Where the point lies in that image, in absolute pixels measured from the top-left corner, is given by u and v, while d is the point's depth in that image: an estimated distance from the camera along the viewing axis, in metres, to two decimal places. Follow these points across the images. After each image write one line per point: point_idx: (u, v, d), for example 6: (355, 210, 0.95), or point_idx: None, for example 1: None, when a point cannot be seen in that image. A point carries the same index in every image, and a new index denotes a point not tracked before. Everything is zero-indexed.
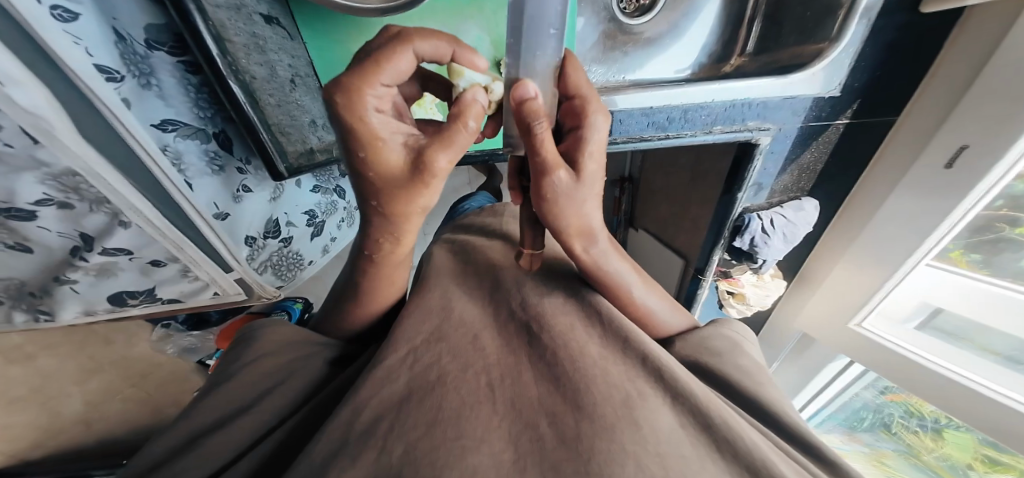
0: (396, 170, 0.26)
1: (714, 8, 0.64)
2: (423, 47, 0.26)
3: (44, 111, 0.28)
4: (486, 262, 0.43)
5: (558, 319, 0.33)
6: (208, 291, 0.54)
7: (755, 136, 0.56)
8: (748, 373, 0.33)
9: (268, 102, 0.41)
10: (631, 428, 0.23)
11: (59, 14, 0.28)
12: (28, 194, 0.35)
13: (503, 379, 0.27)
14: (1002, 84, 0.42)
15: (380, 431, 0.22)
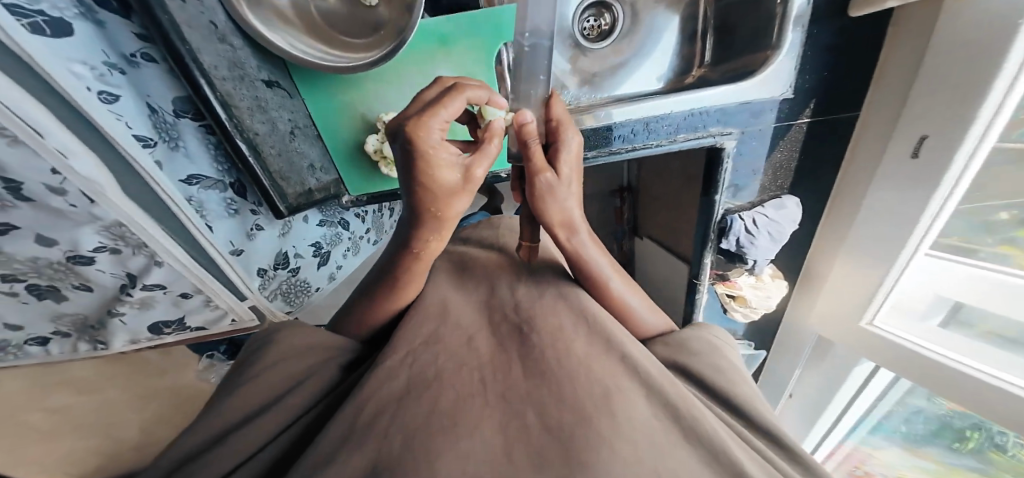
0: (450, 183, 0.32)
1: (673, 28, 0.71)
2: (473, 94, 0.34)
3: (99, 178, 0.33)
4: (483, 273, 0.46)
5: (548, 320, 0.36)
6: (226, 319, 0.55)
7: (718, 140, 0.60)
8: (725, 373, 0.35)
9: (269, 153, 0.46)
10: (607, 418, 0.25)
11: (104, 97, 0.34)
12: (86, 244, 0.38)
13: (495, 374, 0.30)
14: (952, 69, 0.45)
15: (384, 421, 0.24)
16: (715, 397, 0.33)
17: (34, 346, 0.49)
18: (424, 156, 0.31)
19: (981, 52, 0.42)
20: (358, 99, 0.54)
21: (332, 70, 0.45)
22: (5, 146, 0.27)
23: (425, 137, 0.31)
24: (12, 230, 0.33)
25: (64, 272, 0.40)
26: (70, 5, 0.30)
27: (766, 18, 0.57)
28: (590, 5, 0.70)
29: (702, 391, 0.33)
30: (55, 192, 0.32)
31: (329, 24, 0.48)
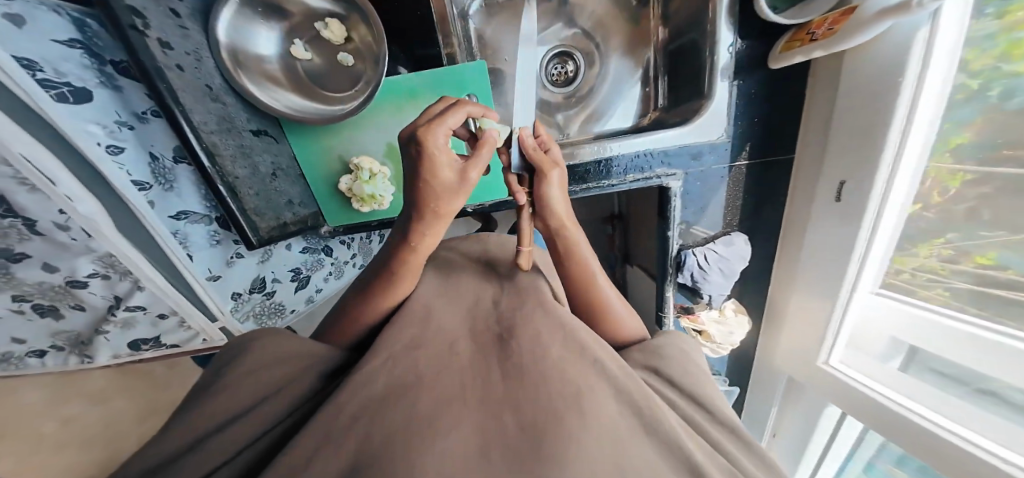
0: (456, 180, 0.37)
1: (631, 73, 0.80)
2: (476, 108, 0.40)
3: (97, 217, 0.37)
4: (468, 285, 0.45)
5: (528, 327, 0.34)
6: (197, 340, 0.55)
7: (663, 181, 0.68)
8: (693, 375, 0.36)
9: (247, 193, 0.48)
10: (575, 415, 0.25)
11: (111, 149, 0.38)
12: (82, 270, 0.41)
13: (472, 381, 0.29)
14: (858, 116, 0.53)
15: (362, 427, 0.24)
16: (682, 394, 0.34)
17: (32, 359, 0.50)
18: (429, 154, 0.36)
19: (877, 101, 0.49)
20: (337, 143, 0.60)
21: (330, 120, 0.53)
22: (26, 191, 0.32)
23: (433, 140, 0.36)
24: (23, 258, 0.37)
25: (63, 294, 0.43)
26: (93, 77, 0.36)
27: (697, 69, 0.66)
28: (556, 55, 0.81)
29: (677, 393, 0.34)
30: (60, 228, 0.36)
31: (313, 81, 0.55)
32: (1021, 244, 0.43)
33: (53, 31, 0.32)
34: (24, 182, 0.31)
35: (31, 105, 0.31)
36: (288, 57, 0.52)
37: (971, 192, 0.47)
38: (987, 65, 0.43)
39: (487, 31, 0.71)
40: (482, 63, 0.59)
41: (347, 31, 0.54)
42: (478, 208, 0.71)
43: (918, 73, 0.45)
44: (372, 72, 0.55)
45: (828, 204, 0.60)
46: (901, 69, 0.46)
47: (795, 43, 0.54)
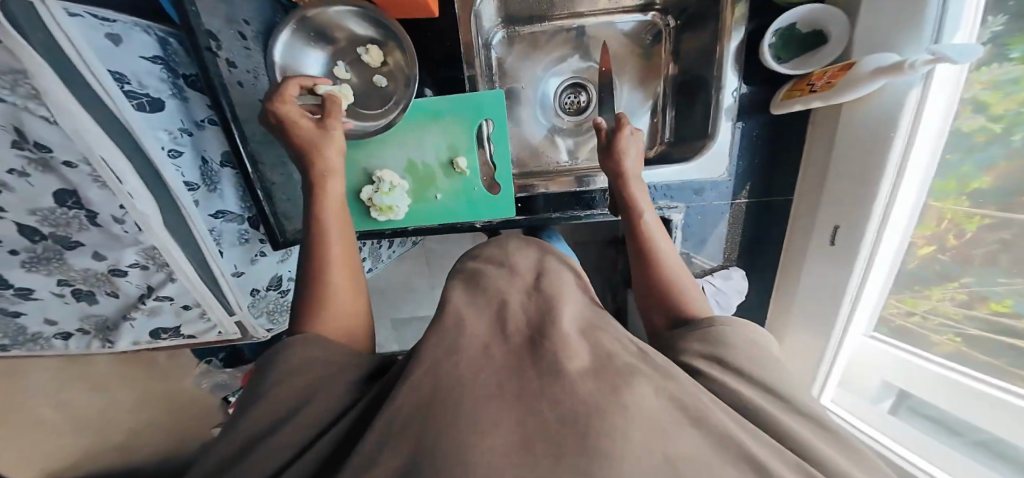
0: (311, 132, 0.46)
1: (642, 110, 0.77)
2: (305, 81, 0.49)
3: (148, 212, 0.41)
4: (494, 287, 0.43)
5: (568, 342, 0.32)
6: (212, 331, 0.59)
7: (665, 213, 0.72)
8: (763, 364, 0.32)
9: (279, 197, 0.52)
10: (620, 411, 0.24)
11: (171, 152, 0.42)
12: (126, 260, 0.45)
13: (509, 390, 0.27)
14: (848, 169, 0.56)
15: (413, 429, 0.25)
16: (753, 383, 0.30)
17: (57, 340, 0.56)
18: (284, 118, 0.45)
19: (862, 156, 0.53)
20: (361, 155, 0.65)
21: (362, 135, 0.57)
22: (98, 187, 0.37)
23: (284, 106, 0.45)
24: (77, 246, 0.43)
25: (103, 281, 0.49)
26: (167, 89, 0.41)
27: (704, 106, 0.66)
28: (567, 86, 0.78)
29: (751, 385, 0.30)
30: (116, 221, 0.41)
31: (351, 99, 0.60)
32: None
33: (141, 49, 0.38)
34: (97, 180, 0.37)
35: (117, 113, 0.36)
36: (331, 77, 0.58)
37: (991, 236, 0.48)
38: (1010, 109, 0.43)
39: (505, 61, 0.76)
40: (499, 93, 0.63)
41: (383, 56, 0.58)
42: (487, 224, 0.73)
43: (907, 129, 0.47)
44: (401, 92, 0.59)
45: (822, 247, 0.62)
46: (892, 126, 0.48)
47: (793, 93, 0.53)
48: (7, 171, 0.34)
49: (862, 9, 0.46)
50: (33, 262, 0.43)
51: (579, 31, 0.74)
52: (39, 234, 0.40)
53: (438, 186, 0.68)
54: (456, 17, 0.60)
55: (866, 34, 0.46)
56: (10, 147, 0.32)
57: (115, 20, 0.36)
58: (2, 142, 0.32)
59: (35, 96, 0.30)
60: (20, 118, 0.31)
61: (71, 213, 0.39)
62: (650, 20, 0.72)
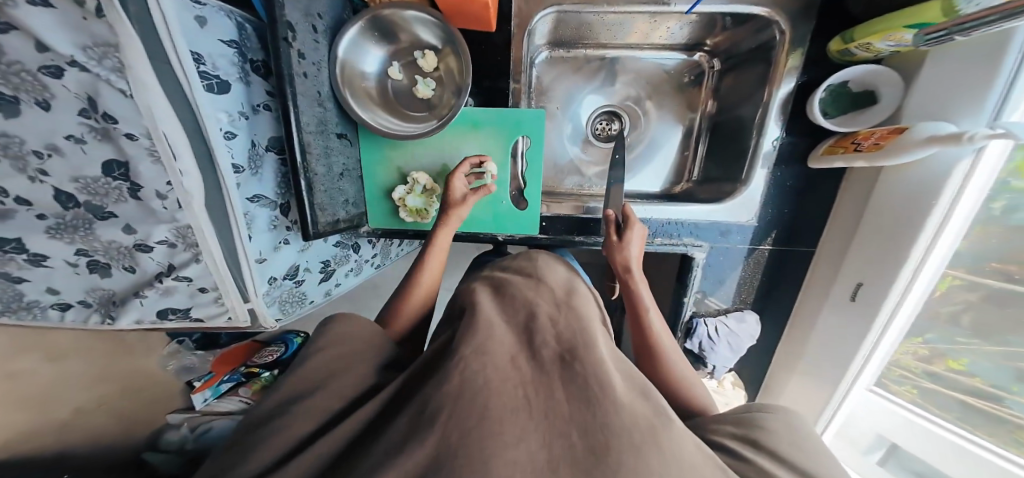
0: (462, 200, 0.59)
1: (674, 142, 0.76)
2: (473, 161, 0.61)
3: (194, 189, 0.40)
4: (521, 296, 0.45)
5: (593, 352, 0.35)
6: (223, 317, 0.55)
7: (690, 250, 0.70)
8: (799, 446, 0.34)
9: (319, 189, 0.51)
10: (655, 451, 0.28)
11: (227, 134, 0.42)
12: (155, 235, 0.45)
13: (536, 392, 0.31)
14: (877, 227, 0.57)
15: (443, 414, 0.28)
16: (793, 470, 0.32)
17: (54, 310, 0.54)
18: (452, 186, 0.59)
19: (892, 217, 0.54)
20: (397, 156, 0.64)
21: (410, 136, 0.56)
22: (151, 161, 0.37)
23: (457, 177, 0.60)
24: (109, 217, 0.43)
25: (123, 255, 0.48)
26: (235, 72, 0.42)
27: (739, 153, 0.66)
28: (602, 113, 0.76)
29: (784, 468, 0.32)
30: (159, 196, 0.40)
31: (397, 98, 0.60)
32: (991, 355, 0.53)
33: (220, 31, 0.39)
34: (153, 154, 0.37)
35: (187, 92, 0.36)
36: (384, 77, 0.58)
37: (968, 297, 0.53)
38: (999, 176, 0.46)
39: (544, 78, 0.73)
40: (540, 111, 0.63)
41: (438, 61, 0.59)
42: (508, 238, 0.71)
43: (951, 201, 0.47)
44: (449, 99, 0.60)
45: (843, 302, 0.62)
46: (935, 195, 0.48)
47: (837, 149, 0.54)
48: (65, 136, 0.36)
49: (917, 74, 0.47)
50: (58, 230, 0.44)
51: (612, 61, 0.72)
52: (74, 200, 0.41)
53: None
54: (511, 35, 0.60)
55: (919, 101, 0.47)
56: (77, 113, 0.34)
57: (206, 4, 0.37)
58: (70, 110, 0.34)
59: (120, 69, 0.31)
60: (97, 87, 0.32)
61: (113, 184, 0.40)
62: (694, 60, 0.71)
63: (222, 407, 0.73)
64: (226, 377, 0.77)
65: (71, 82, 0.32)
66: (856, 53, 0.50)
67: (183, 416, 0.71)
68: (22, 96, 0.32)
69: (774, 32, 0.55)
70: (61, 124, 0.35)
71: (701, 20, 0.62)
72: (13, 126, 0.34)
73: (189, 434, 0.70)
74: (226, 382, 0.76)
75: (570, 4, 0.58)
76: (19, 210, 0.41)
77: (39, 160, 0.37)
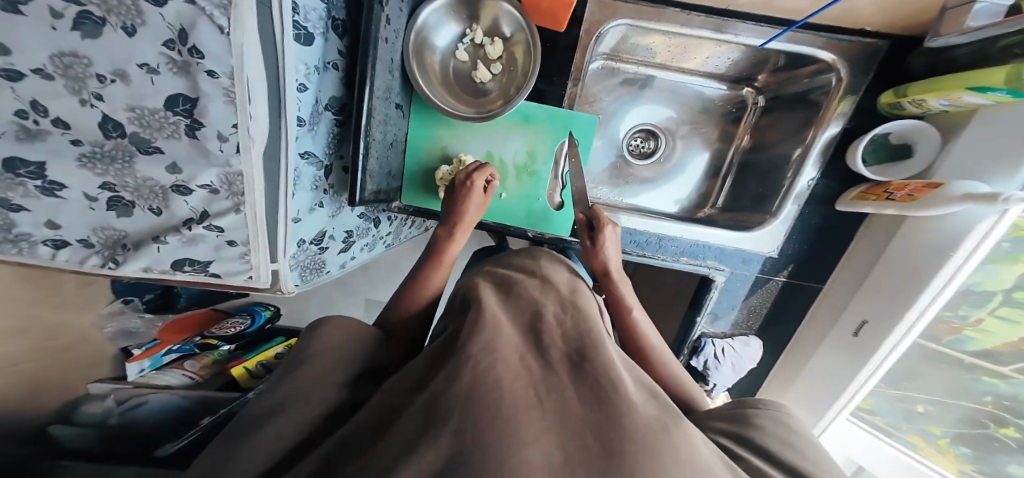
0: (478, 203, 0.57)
1: (700, 164, 0.78)
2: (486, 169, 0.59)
3: (257, 136, 0.39)
4: (524, 294, 0.41)
5: (602, 353, 0.32)
6: (242, 275, 0.52)
7: (711, 272, 0.72)
8: (792, 447, 0.32)
9: (373, 155, 0.50)
10: (671, 454, 0.24)
11: (299, 87, 0.42)
12: (200, 179, 0.43)
13: (548, 392, 0.27)
14: (891, 273, 0.60)
15: (455, 414, 0.24)
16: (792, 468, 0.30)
17: (44, 248, 0.47)
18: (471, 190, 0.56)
19: (906, 267, 0.57)
20: (446, 135, 0.63)
21: (472, 118, 0.55)
22: (224, 102, 0.36)
23: (475, 177, 0.56)
24: (154, 153, 0.41)
25: (154, 196, 0.45)
26: (317, 25, 0.42)
27: (772, 187, 0.68)
28: (639, 130, 0.77)
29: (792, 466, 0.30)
30: (219, 138, 0.39)
31: (454, 77, 0.59)
32: (893, 396, 0.67)
33: None
34: (228, 95, 0.36)
35: (276, 42, 0.37)
36: (449, 55, 0.58)
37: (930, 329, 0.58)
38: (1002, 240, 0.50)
39: (592, 87, 0.73)
40: (593, 118, 0.63)
41: (503, 50, 0.58)
42: (537, 236, 0.68)
43: (960, 262, 0.50)
44: (505, 84, 0.60)
45: (845, 336, 0.65)
46: (951, 250, 0.50)
47: (869, 195, 0.58)
48: (139, 64, 0.34)
49: (958, 133, 0.52)
50: (93, 157, 0.41)
51: (649, 82, 0.73)
52: (119, 130, 0.39)
53: (506, 186, 0.66)
54: (578, 38, 0.60)
55: (954, 162, 0.51)
56: (160, 44, 0.33)
57: None
58: (155, 39, 0.33)
59: (225, 6, 0.31)
60: (196, 21, 0.31)
61: (171, 119, 0.38)
62: (740, 94, 0.73)
63: (162, 379, 0.72)
64: (177, 345, 0.77)
65: (171, 11, 0.31)
66: (905, 107, 0.54)
67: (110, 387, 0.66)
68: (109, 18, 0.31)
69: (831, 78, 0.58)
70: (141, 50, 0.33)
71: (755, 56, 0.63)
72: (85, 47, 0.32)
73: (115, 408, 0.63)
74: (173, 352, 0.76)
75: (641, 19, 0.58)
76: (53, 133, 0.38)
77: (99, 85, 0.35)
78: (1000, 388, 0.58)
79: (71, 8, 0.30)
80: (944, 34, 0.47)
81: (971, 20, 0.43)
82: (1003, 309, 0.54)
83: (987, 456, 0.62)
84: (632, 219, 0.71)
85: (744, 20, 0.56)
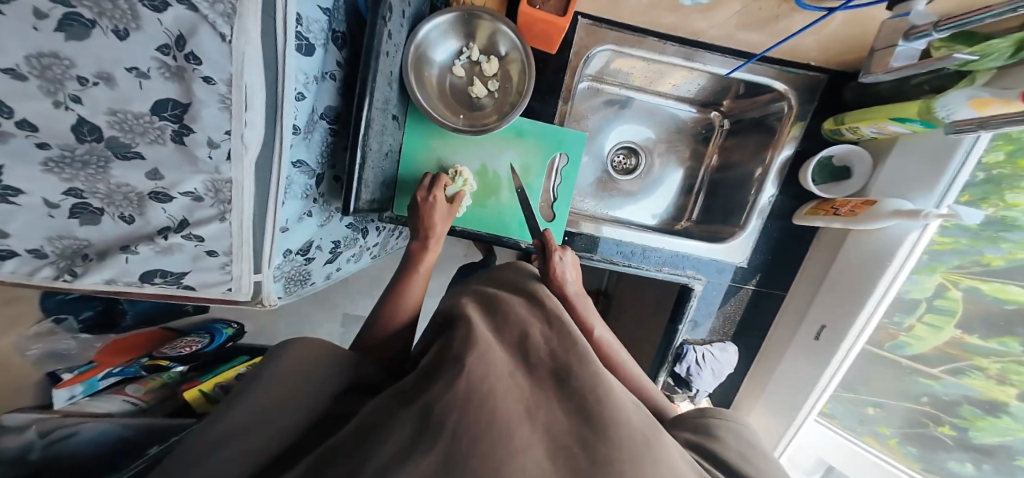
0: (442, 208, 0.56)
1: (675, 179, 0.84)
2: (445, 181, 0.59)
3: (250, 144, 0.40)
4: (512, 312, 0.45)
5: (585, 369, 0.36)
6: (221, 286, 0.51)
7: (690, 281, 0.76)
8: (749, 459, 0.37)
9: (369, 167, 0.50)
10: (648, 459, 0.27)
11: (297, 95, 0.44)
12: (183, 186, 0.41)
13: (537, 407, 0.31)
14: (841, 279, 0.67)
15: (452, 416, 0.28)
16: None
17: None
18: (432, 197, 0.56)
19: (850, 276, 0.65)
20: (440, 147, 0.64)
21: (470, 132, 0.57)
22: (218, 108, 0.36)
23: (433, 191, 0.56)
24: (134, 158, 0.38)
25: (130, 204, 0.42)
26: (319, 37, 0.44)
27: (739, 203, 0.75)
28: (620, 147, 0.83)
29: (753, 467, 0.36)
30: (209, 144, 0.38)
31: (451, 92, 0.62)
32: (843, 398, 0.75)
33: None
34: (224, 102, 0.36)
35: (278, 51, 0.38)
36: (445, 70, 0.61)
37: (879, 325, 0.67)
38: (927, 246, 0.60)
39: (578, 106, 0.77)
40: (582, 134, 0.67)
41: (498, 68, 0.62)
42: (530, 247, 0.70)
43: (899, 267, 0.58)
44: (501, 99, 0.63)
45: (807, 341, 0.72)
46: (889, 261, 0.59)
47: (819, 211, 0.65)
48: (127, 67, 0.32)
49: (885, 156, 0.59)
50: (61, 161, 0.36)
51: (630, 103, 0.79)
52: (96, 134, 0.35)
53: (499, 198, 0.68)
54: (568, 60, 0.65)
55: (882, 184, 0.59)
56: (153, 49, 0.32)
57: None
58: (148, 43, 0.32)
59: (228, 14, 0.32)
60: (196, 28, 0.32)
61: (157, 124, 0.37)
62: (709, 117, 0.80)
63: (97, 406, 0.62)
64: (116, 370, 0.71)
65: (170, 18, 0.31)
66: (843, 134, 0.63)
67: (33, 416, 0.53)
68: (101, 21, 0.29)
69: (783, 105, 0.66)
70: (133, 54, 0.32)
71: (719, 84, 0.71)
72: (71, 49, 0.29)
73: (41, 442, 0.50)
74: (111, 376, 0.70)
75: (624, 45, 0.63)
76: (17, 136, 0.33)
77: (80, 88, 0.32)
78: (934, 389, 0.67)
79: (59, 9, 0.27)
80: (873, 72, 0.52)
81: (893, 60, 0.49)
82: (928, 315, 0.65)
83: (931, 454, 0.70)
84: (614, 230, 0.75)
85: (712, 51, 0.63)
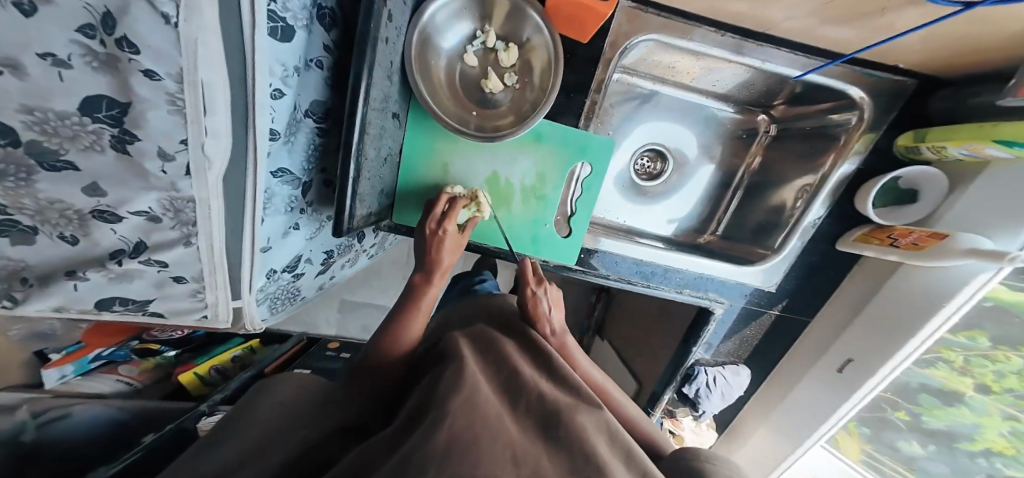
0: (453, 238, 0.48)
1: (705, 175, 0.74)
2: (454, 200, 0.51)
3: (213, 155, 0.32)
4: (498, 346, 0.38)
5: (582, 419, 0.29)
6: (194, 314, 0.44)
7: (712, 304, 0.67)
8: None
9: (364, 179, 0.42)
10: None
11: (274, 92, 0.35)
12: (134, 205, 0.33)
13: (528, 458, 0.25)
14: (886, 310, 0.60)
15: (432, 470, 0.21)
16: None
17: None
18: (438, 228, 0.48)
19: (891, 311, 0.59)
20: (446, 150, 0.55)
21: (483, 136, 0.48)
22: (168, 111, 0.27)
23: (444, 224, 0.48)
24: (66, 170, 0.28)
25: (70, 222, 0.32)
26: (301, 16, 0.35)
27: (775, 221, 0.69)
28: (646, 150, 0.73)
29: None
30: (161, 156, 0.30)
31: (461, 83, 0.53)
32: None
33: None
34: (174, 103, 0.27)
35: (245, 37, 0.29)
36: (456, 58, 0.51)
37: None
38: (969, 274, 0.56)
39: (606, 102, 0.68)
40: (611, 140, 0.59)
41: (518, 57, 0.52)
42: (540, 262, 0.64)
43: (956, 307, 0.51)
44: (519, 95, 0.54)
45: (828, 371, 0.67)
46: (942, 303, 0.52)
47: (871, 239, 0.59)
48: (39, 53, 0.21)
49: (966, 184, 0.53)
50: None
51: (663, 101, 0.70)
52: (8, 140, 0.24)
53: (510, 210, 0.60)
54: (602, 51, 0.55)
55: (958, 213, 0.54)
56: (71, 29, 0.22)
57: None
58: (66, 21, 0.21)
59: None
60: (129, 6, 0.21)
61: (89, 126, 0.27)
62: (755, 119, 0.70)
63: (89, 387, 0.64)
64: (108, 351, 0.68)
65: None
66: (920, 153, 0.56)
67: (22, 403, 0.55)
68: None
69: (854, 116, 0.59)
70: (44, 35, 0.21)
71: (771, 85, 0.62)
72: None
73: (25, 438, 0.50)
74: (100, 358, 0.68)
75: (668, 34, 0.54)
76: None
77: None
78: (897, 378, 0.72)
79: None
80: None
81: None
82: None
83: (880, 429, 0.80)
84: (626, 248, 0.68)
85: (770, 46, 0.54)
